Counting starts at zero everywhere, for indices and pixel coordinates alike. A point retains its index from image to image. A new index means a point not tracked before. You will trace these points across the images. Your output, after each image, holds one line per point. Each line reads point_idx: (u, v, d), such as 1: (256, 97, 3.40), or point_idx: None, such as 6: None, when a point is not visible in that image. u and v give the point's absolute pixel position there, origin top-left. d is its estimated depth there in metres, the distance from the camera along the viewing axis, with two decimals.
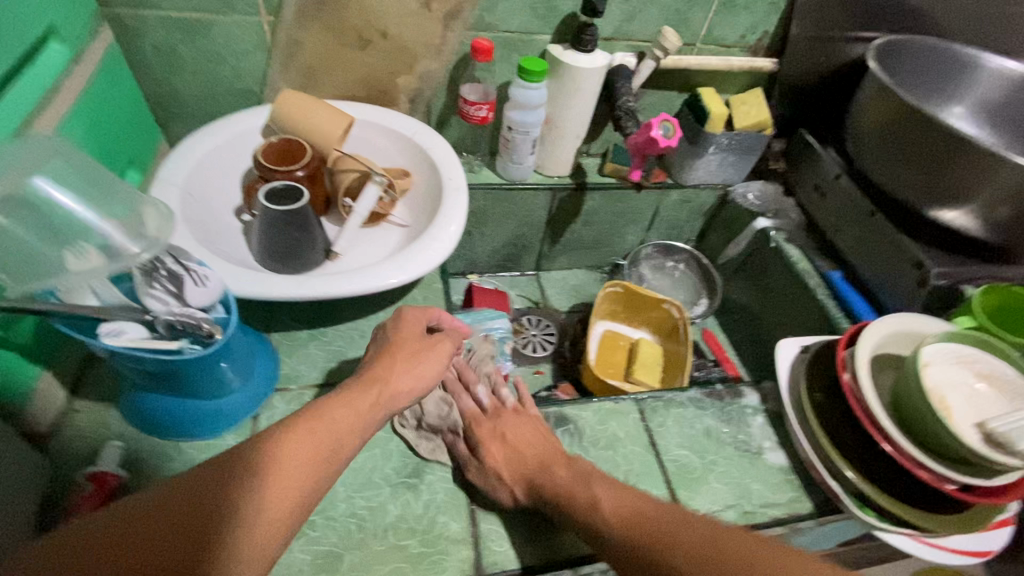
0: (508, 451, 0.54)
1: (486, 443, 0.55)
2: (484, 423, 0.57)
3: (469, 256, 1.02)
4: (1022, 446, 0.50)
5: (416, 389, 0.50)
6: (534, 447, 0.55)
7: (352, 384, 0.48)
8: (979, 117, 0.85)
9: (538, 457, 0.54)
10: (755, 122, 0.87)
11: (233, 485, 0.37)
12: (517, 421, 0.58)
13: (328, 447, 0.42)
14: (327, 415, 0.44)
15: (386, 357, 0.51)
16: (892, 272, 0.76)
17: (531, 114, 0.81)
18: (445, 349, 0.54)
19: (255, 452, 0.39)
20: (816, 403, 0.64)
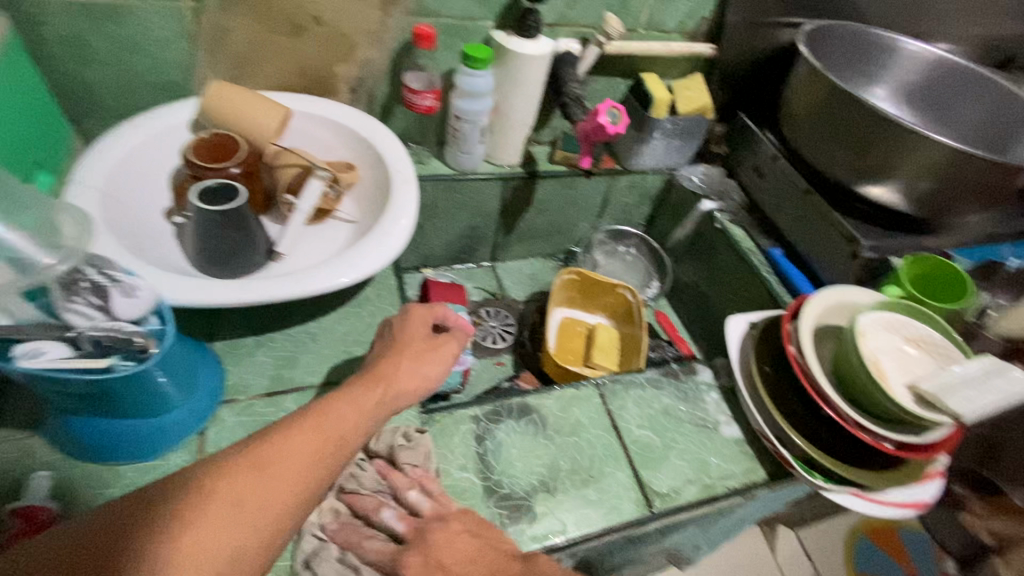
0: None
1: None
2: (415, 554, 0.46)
3: (422, 249, 1.00)
4: (948, 403, 0.54)
5: (419, 389, 0.50)
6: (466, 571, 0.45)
7: (358, 381, 0.48)
8: (900, 99, 0.90)
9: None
10: (695, 107, 0.90)
11: (242, 480, 0.39)
12: (443, 539, 0.47)
13: (330, 444, 0.43)
14: (330, 413, 0.44)
15: (391, 356, 0.51)
16: (827, 246, 0.81)
17: (477, 102, 0.80)
18: (451, 349, 0.55)
19: (258, 450, 0.40)
20: (764, 376, 0.67)
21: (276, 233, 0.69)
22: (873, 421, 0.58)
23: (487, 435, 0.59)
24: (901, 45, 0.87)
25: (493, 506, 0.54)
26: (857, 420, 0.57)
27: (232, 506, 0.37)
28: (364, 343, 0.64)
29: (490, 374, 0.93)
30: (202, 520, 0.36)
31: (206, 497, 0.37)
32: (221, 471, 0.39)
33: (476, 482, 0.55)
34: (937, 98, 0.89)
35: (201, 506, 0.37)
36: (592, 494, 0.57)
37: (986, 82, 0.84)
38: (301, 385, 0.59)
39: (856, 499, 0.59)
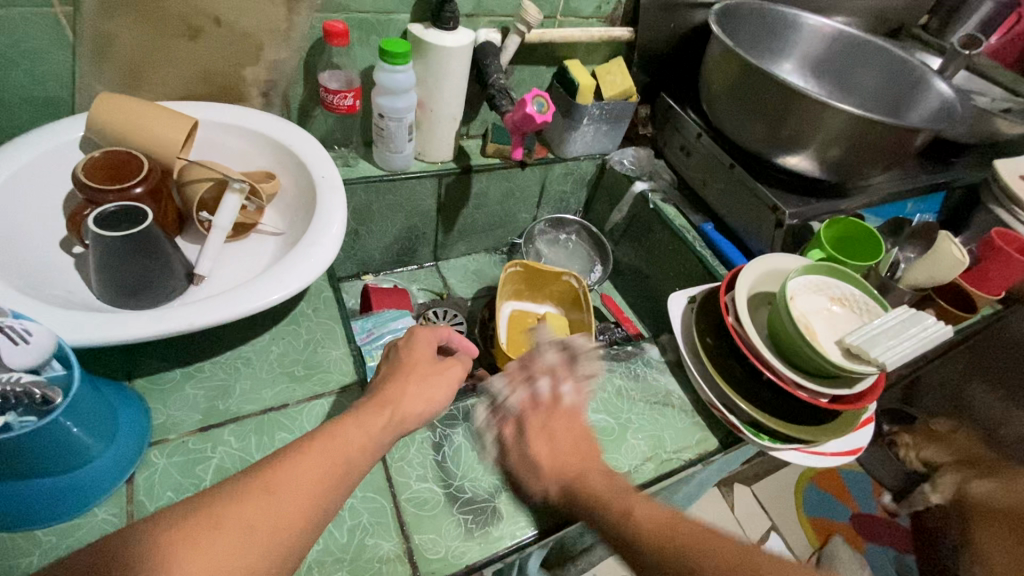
0: (548, 444, 0.47)
1: (528, 439, 0.48)
2: (536, 416, 0.50)
3: (360, 256, 0.96)
4: (873, 353, 0.57)
5: (425, 411, 0.51)
6: (561, 447, 0.47)
7: (364, 404, 0.48)
8: (807, 72, 0.95)
9: (581, 460, 0.46)
10: (620, 91, 0.91)
11: (254, 505, 0.38)
12: (557, 418, 0.50)
13: (340, 467, 0.43)
14: (338, 436, 0.44)
15: (398, 378, 0.52)
16: (755, 217, 0.84)
17: (400, 99, 0.77)
18: (456, 373, 0.55)
19: (269, 474, 0.40)
20: (708, 347, 0.69)
21: (193, 254, 0.64)
22: (809, 379, 0.62)
23: (445, 441, 0.57)
24: (803, 21, 0.92)
25: (457, 513, 0.52)
26: (793, 379, 0.61)
27: (242, 532, 0.36)
28: (303, 362, 0.60)
29: None
30: (214, 547, 0.35)
31: (217, 521, 0.36)
32: (231, 496, 0.38)
33: (437, 491, 0.53)
34: (841, 69, 0.94)
35: (216, 529, 0.36)
36: None
37: (880, 50, 0.90)
38: (238, 415, 0.55)
39: (801, 454, 0.63)
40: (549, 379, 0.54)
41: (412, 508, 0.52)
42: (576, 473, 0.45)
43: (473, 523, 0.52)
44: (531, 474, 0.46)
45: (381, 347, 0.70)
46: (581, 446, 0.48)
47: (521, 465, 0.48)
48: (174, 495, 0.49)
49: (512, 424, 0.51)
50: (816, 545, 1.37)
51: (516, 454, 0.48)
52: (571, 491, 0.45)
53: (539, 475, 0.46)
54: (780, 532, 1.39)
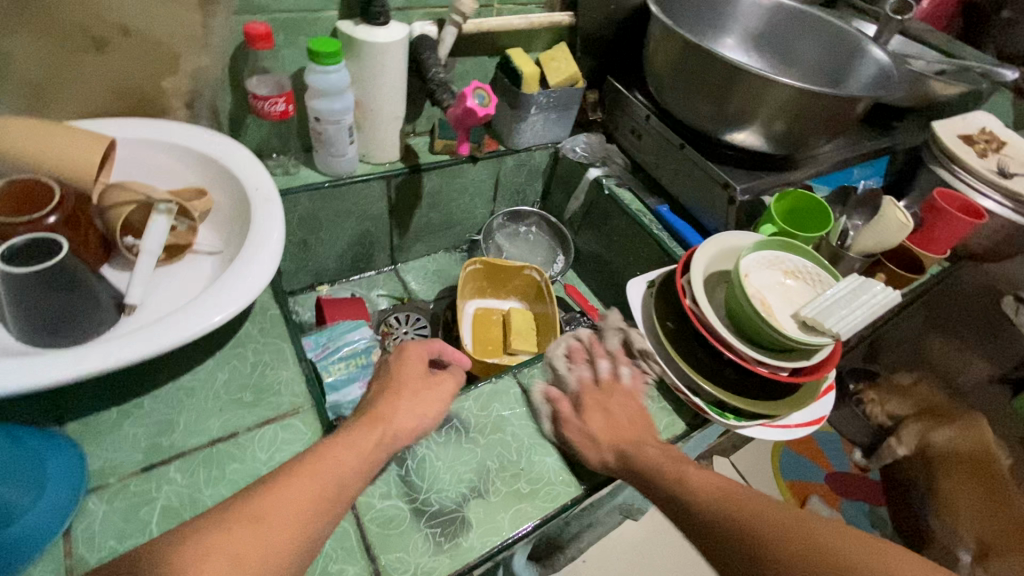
0: (604, 418, 0.58)
1: (587, 410, 0.59)
2: (594, 394, 0.61)
3: (313, 267, 0.93)
4: (827, 324, 0.58)
5: (417, 425, 0.53)
6: (622, 421, 0.58)
7: (355, 425, 0.50)
8: (745, 48, 0.96)
9: (635, 435, 0.57)
10: (566, 78, 0.89)
11: (243, 529, 0.39)
12: (613, 397, 0.61)
13: (331, 489, 0.44)
14: (328, 458, 0.45)
15: (388, 395, 0.54)
16: (707, 195, 0.84)
17: (335, 100, 0.74)
18: (447, 388, 0.58)
19: (260, 500, 0.41)
20: (668, 331, 0.69)
21: (122, 283, 0.60)
22: (767, 354, 0.62)
23: (408, 454, 0.55)
24: None
25: (424, 527, 0.51)
26: (752, 356, 0.61)
27: (233, 560, 0.37)
28: (252, 386, 0.58)
29: None
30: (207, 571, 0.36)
31: (209, 548, 0.37)
32: (224, 522, 0.39)
33: (403, 507, 0.52)
34: (781, 40, 0.94)
35: (206, 554, 0.37)
36: (524, 487, 0.56)
37: (814, 20, 0.90)
38: (183, 450, 0.52)
39: (767, 428, 0.63)
40: (608, 360, 0.65)
41: (378, 528, 0.50)
42: (632, 440, 0.56)
43: (442, 536, 0.51)
44: (590, 445, 0.56)
45: None
46: (635, 421, 0.59)
47: (579, 438, 0.57)
48: (117, 544, 0.46)
49: (570, 400, 0.61)
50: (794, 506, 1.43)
51: (575, 425, 0.58)
52: (624, 455, 0.54)
53: (597, 444, 0.56)
54: None
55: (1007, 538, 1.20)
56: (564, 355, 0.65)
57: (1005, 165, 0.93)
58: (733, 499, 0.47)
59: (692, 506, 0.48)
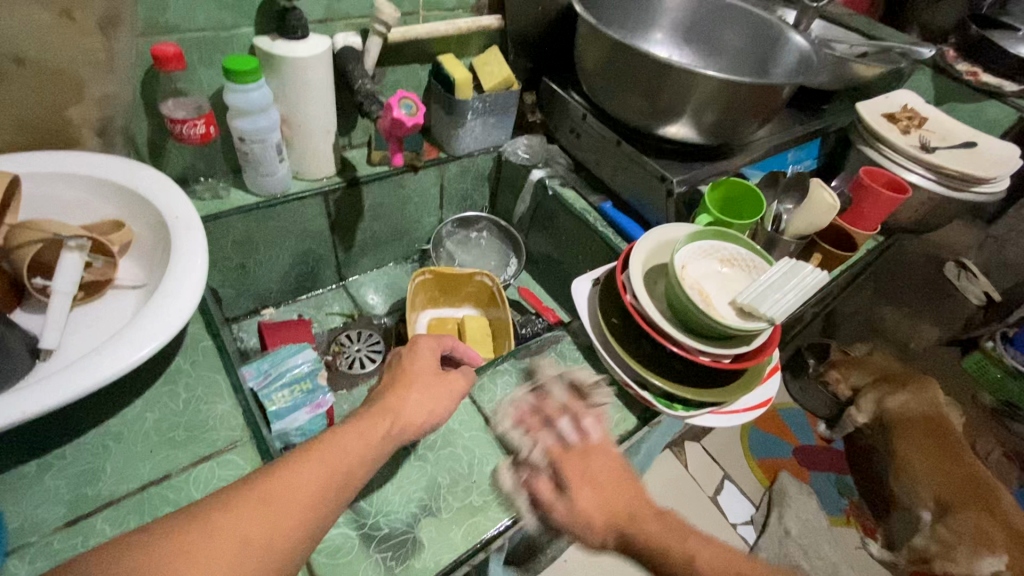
0: (596, 492, 0.48)
1: (573, 484, 0.49)
2: (571, 461, 0.51)
3: (255, 291, 0.90)
4: (761, 308, 0.59)
5: (425, 421, 0.53)
6: (608, 490, 0.48)
7: (365, 415, 0.51)
8: (673, 44, 0.99)
9: (629, 502, 0.48)
10: (500, 81, 0.89)
11: (247, 513, 0.39)
12: (591, 459, 0.51)
13: (339, 478, 0.44)
14: (337, 447, 0.46)
15: (397, 389, 0.54)
16: (647, 189, 0.85)
17: (259, 118, 0.71)
18: (458, 386, 0.58)
19: (266, 487, 0.41)
20: (614, 328, 0.69)
21: (36, 327, 0.57)
22: (711, 343, 0.63)
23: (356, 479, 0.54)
24: None
25: (374, 553, 0.49)
26: (695, 347, 0.62)
27: (239, 542, 0.38)
28: (185, 424, 0.55)
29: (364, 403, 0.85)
30: (209, 555, 0.37)
31: (216, 529, 0.38)
32: (229, 506, 0.40)
33: (351, 535, 0.50)
34: (706, 33, 0.96)
35: (212, 537, 0.37)
36: (477, 500, 0.55)
37: (735, 11, 0.92)
38: (110, 498, 0.49)
39: (717, 415, 0.64)
40: (568, 418, 0.56)
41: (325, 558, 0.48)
42: (629, 516, 0.47)
43: (392, 559, 0.49)
44: (585, 528, 0.47)
45: (281, 388, 0.64)
46: (621, 484, 0.49)
47: (569, 520, 0.47)
48: None
49: (547, 476, 0.51)
50: (765, 485, 1.47)
51: (564, 509, 0.48)
52: (626, 538, 0.46)
53: (593, 528, 0.47)
54: (733, 480, 1.47)
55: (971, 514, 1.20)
56: (516, 425, 0.58)
57: (926, 140, 0.97)
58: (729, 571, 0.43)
59: None
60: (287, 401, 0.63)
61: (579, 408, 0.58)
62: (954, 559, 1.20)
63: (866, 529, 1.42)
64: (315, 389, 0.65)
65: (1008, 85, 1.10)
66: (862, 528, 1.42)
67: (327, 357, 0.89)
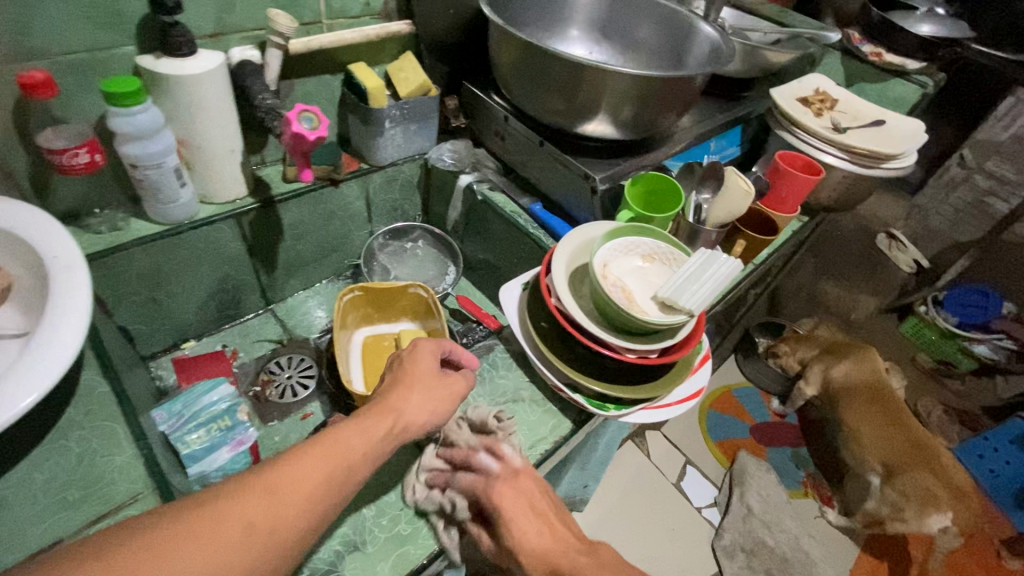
0: (530, 524, 0.51)
1: (510, 520, 0.51)
2: (503, 493, 0.52)
3: (171, 324, 0.85)
4: (680, 301, 0.59)
5: (426, 421, 0.55)
6: (535, 533, 0.51)
7: (367, 414, 0.52)
8: (591, 40, 0.99)
9: (555, 536, 0.51)
10: (416, 87, 0.87)
11: (255, 503, 0.40)
12: (523, 486, 0.54)
13: (341, 472, 0.46)
14: (341, 441, 0.47)
15: (402, 389, 0.56)
16: (573, 189, 0.85)
17: (153, 142, 0.67)
18: (458, 387, 0.60)
19: (273, 477, 0.42)
20: (543, 332, 0.68)
21: None
22: (636, 341, 0.63)
23: None
24: None
25: None
26: (619, 345, 0.61)
27: (244, 527, 0.39)
28: (78, 483, 0.50)
29: (298, 433, 0.81)
30: (214, 541, 0.37)
31: (227, 511, 0.39)
32: (237, 495, 0.40)
33: None
34: (621, 28, 0.96)
35: (219, 524, 0.38)
36: (405, 529, 0.56)
37: (645, 5, 0.92)
38: None
39: (649, 411, 0.65)
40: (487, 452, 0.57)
41: None
42: (564, 549, 0.50)
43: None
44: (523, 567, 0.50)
45: (194, 429, 0.63)
46: (549, 516, 0.53)
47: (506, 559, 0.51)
48: None
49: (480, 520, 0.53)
50: (726, 466, 1.50)
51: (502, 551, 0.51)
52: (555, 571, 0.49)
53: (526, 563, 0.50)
54: (695, 465, 1.50)
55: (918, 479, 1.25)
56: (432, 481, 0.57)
57: (839, 122, 1.00)
58: None
59: None
60: (204, 441, 0.62)
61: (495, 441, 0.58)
62: (904, 519, 1.26)
63: (824, 498, 1.45)
64: (236, 425, 0.64)
65: (909, 64, 1.16)
66: (819, 497, 1.46)
67: (256, 387, 0.85)
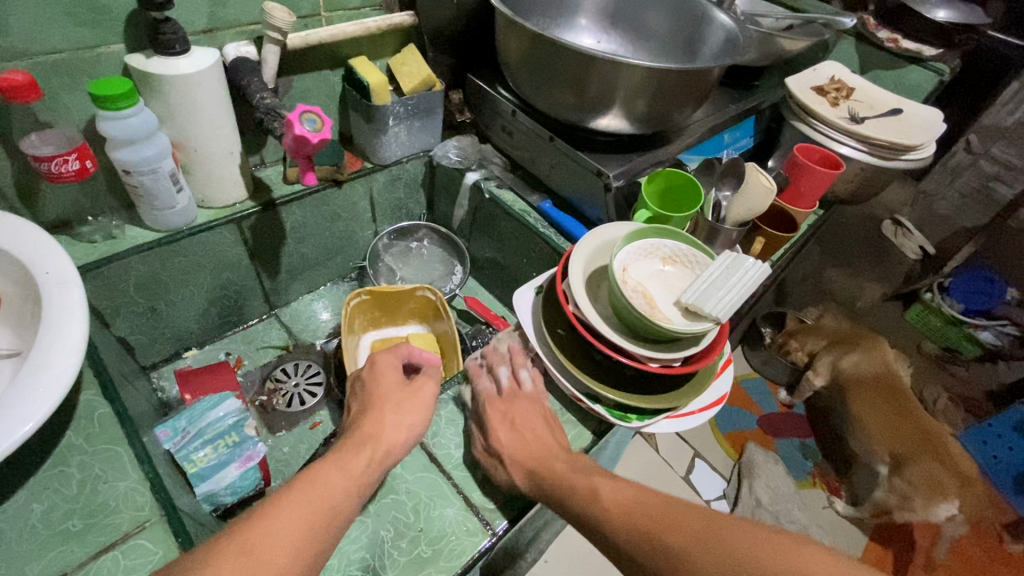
0: (513, 435, 0.59)
1: (494, 429, 0.59)
2: (497, 405, 0.61)
3: (172, 333, 0.83)
4: (705, 306, 0.57)
5: (406, 440, 0.56)
6: (527, 442, 0.58)
7: (345, 447, 0.52)
8: (599, 29, 0.96)
9: (542, 452, 0.57)
10: (420, 81, 0.83)
11: (235, 562, 0.39)
12: (518, 405, 0.62)
13: (325, 514, 0.45)
14: (320, 483, 0.47)
15: (374, 413, 0.57)
16: (585, 186, 0.82)
17: (146, 147, 0.63)
18: (428, 391, 0.61)
19: (250, 532, 0.41)
20: (560, 339, 0.67)
21: None
22: (658, 349, 0.60)
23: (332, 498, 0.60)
24: None
25: None
26: (641, 355, 0.59)
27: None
28: (80, 512, 0.48)
29: (307, 443, 0.79)
30: None
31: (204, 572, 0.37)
32: (210, 558, 0.38)
33: None
34: (631, 16, 0.93)
35: None
36: (426, 551, 0.54)
37: None
38: None
39: (671, 420, 0.62)
40: (507, 368, 0.66)
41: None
42: (540, 457, 0.56)
43: None
44: (499, 465, 0.58)
45: (201, 446, 0.60)
46: (536, 434, 0.59)
47: (489, 459, 0.59)
48: None
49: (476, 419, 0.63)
50: (734, 458, 1.49)
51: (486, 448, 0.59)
52: (533, 475, 0.55)
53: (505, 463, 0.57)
54: (703, 457, 1.48)
55: (918, 473, 1.24)
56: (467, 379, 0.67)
57: (856, 111, 0.97)
58: (641, 509, 0.48)
59: (604, 524, 0.48)
60: (211, 459, 0.59)
61: (517, 359, 0.67)
62: (911, 509, 1.26)
63: (831, 488, 1.44)
64: (244, 440, 0.62)
65: (926, 50, 1.12)
66: (827, 487, 1.44)
67: (262, 397, 0.83)
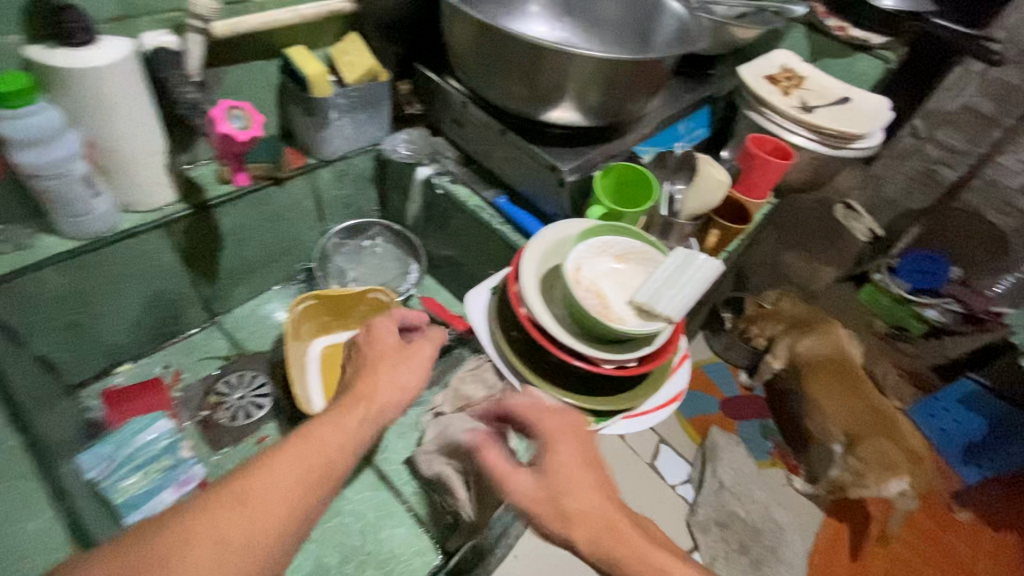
0: (583, 472, 0.51)
1: (564, 460, 0.51)
2: (557, 426, 0.54)
3: (100, 347, 0.77)
4: (659, 307, 0.56)
5: (399, 400, 0.57)
6: (597, 491, 0.50)
7: (341, 406, 0.53)
8: (552, 17, 0.92)
9: (607, 498, 0.51)
10: (363, 72, 0.79)
11: (228, 513, 0.41)
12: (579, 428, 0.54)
13: (324, 465, 0.46)
14: (319, 437, 0.48)
15: (370, 374, 0.58)
16: (539, 181, 0.79)
17: (53, 147, 0.57)
18: (423, 354, 0.62)
19: (246, 482, 0.43)
20: (514, 341, 0.65)
21: None
22: (612, 350, 0.59)
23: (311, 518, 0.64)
24: None
25: None
26: (595, 358, 0.57)
27: (218, 541, 0.40)
28: None
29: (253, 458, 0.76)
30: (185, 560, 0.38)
31: (188, 543, 0.39)
32: (205, 509, 0.41)
33: None
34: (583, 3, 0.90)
35: (186, 543, 0.39)
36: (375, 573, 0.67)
37: None
38: None
39: (625, 421, 0.62)
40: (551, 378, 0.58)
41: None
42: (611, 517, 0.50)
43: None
44: (554, 513, 0.49)
45: (130, 473, 0.58)
46: (598, 468, 0.53)
47: (535, 505, 0.50)
48: None
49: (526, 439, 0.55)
50: (697, 442, 1.50)
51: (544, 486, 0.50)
52: (606, 531, 0.49)
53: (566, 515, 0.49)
54: (669, 443, 1.48)
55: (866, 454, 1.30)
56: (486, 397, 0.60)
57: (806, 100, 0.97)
58: None
59: None
60: (142, 485, 0.59)
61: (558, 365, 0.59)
62: (865, 484, 1.31)
63: (790, 467, 1.48)
64: (178, 463, 0.62)
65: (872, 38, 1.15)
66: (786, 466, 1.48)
67: (204, 412, 0.79)
